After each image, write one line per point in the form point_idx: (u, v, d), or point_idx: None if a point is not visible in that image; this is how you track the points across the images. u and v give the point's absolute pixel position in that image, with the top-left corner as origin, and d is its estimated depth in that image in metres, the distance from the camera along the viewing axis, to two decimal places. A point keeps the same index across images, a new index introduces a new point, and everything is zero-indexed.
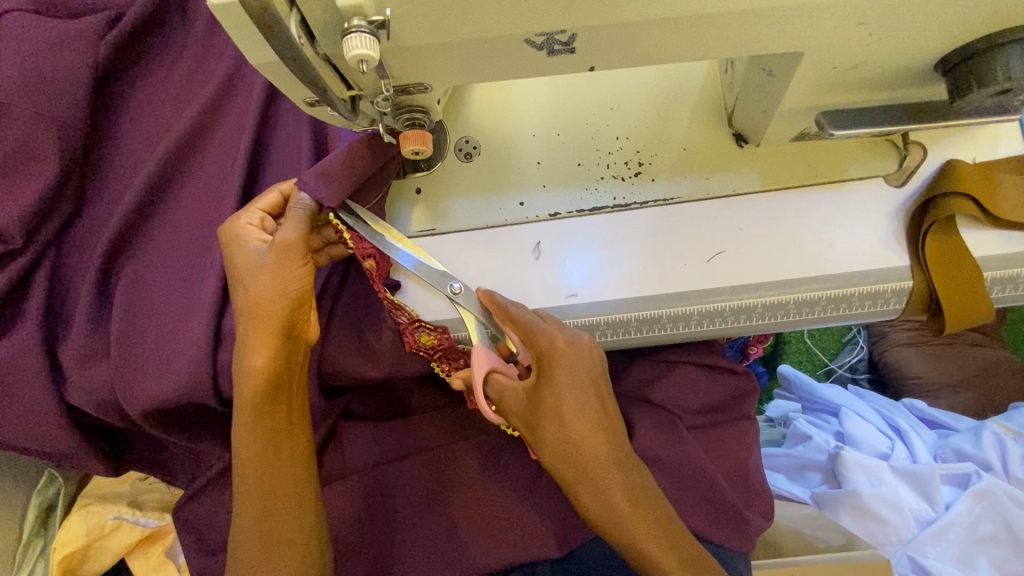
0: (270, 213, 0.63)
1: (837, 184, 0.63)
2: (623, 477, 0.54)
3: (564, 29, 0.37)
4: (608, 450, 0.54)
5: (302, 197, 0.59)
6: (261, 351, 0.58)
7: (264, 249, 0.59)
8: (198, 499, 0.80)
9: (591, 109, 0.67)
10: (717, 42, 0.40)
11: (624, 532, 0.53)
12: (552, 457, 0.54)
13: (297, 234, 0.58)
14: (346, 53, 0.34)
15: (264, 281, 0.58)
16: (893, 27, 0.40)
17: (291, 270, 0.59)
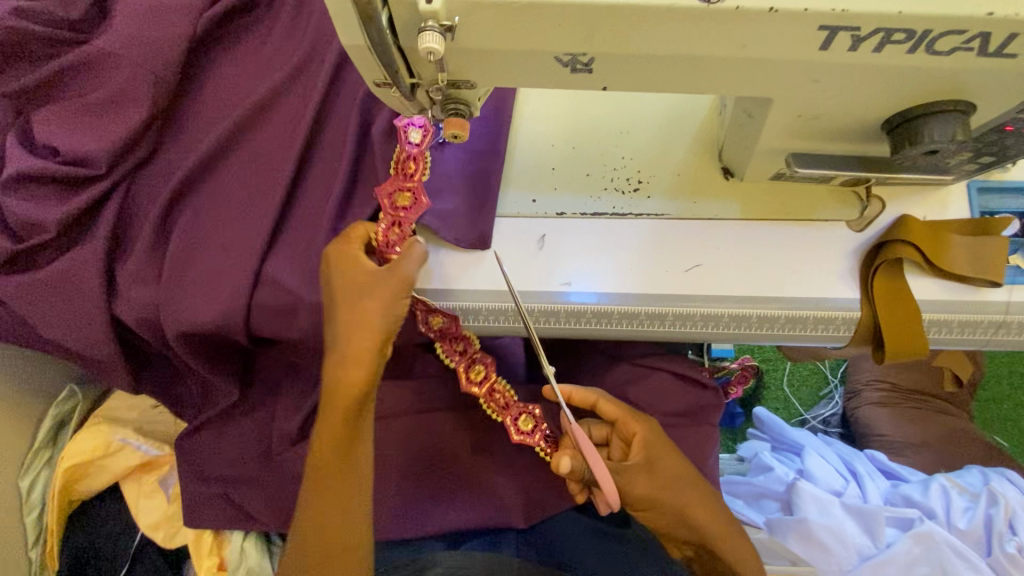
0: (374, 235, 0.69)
1: (807, 222, 0.73)
2: (687, 486, 0.69)
3: (585, 52, 0.47)
4: (684, 483, 0.69)
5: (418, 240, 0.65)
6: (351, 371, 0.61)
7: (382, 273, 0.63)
8: (200, 432, 0.89)
9: (604, 130, 0.78)
10: (707, 81, 0.50)
11: (704, 529, 0.69)
12: (645, 496, 0.66)
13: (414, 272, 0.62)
14: (419, 45, 0.45)
15: (378, 302, 0.61)
16: (845, 88, 0.50)
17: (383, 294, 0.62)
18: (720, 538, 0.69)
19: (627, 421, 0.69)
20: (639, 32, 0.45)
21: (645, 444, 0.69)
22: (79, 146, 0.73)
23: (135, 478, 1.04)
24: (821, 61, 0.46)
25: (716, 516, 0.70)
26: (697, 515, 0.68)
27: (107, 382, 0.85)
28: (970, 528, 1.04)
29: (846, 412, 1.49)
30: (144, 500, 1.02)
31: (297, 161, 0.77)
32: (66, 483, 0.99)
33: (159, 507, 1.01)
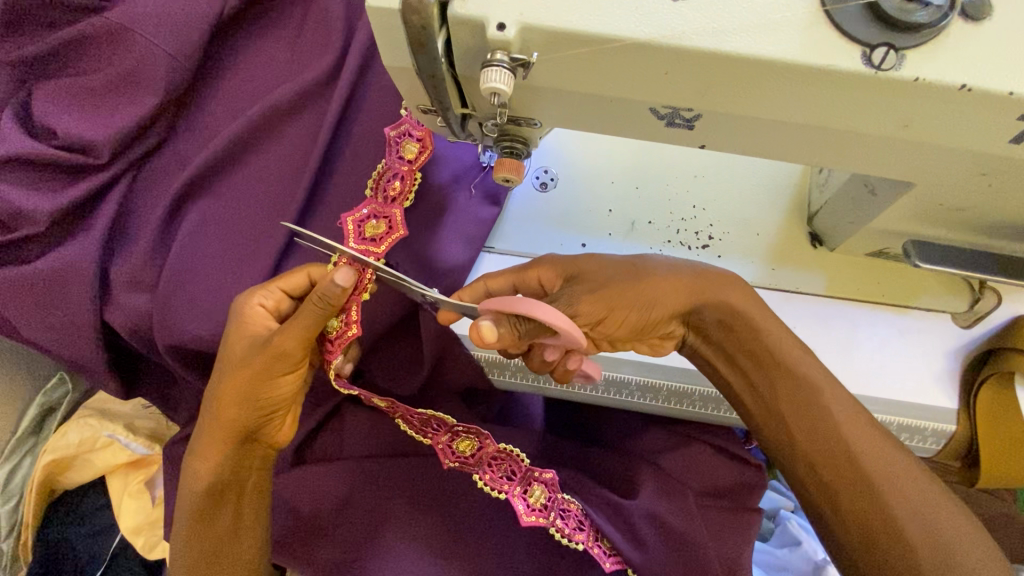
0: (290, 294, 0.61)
1: (903, 308, 0.62)
2: (708, 306, 0.54)
3: (691, 108, 0.37)
4: (705, 285, 0.54)
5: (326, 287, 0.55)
6: (208, 447, 0.58)
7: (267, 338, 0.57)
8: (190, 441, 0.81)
9: (674, 172, 0.67)
10: (835, 155, 0.40)
11: (760, 351, 0.52)
12: (641, 305, 0.54)
13: (300, 326, 0.56)
14: (481, 83, 0.34)
15: (238, 372, 0.57)
16: (1014, 184, 0.39)
17: (289, 338, 0.56)
18: (703, 297, 0.54)
19: (525, 270, 0.58)
20: (767, 96, 0.34)
21: (559, 268, 0.57)
22: (82, 132, 0.65)
23: (122, 475, 0.99)
24: (1000, 155, 0.35)
25: (687, 287, 0.54)
26: (661, 290, 0.54)
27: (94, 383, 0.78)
28: None
29: None
30: (128, 500, 0.96)
31: (321, 170, 0.68)
32: (49, 475, 0.94)
33: (142, 510, 0.96)
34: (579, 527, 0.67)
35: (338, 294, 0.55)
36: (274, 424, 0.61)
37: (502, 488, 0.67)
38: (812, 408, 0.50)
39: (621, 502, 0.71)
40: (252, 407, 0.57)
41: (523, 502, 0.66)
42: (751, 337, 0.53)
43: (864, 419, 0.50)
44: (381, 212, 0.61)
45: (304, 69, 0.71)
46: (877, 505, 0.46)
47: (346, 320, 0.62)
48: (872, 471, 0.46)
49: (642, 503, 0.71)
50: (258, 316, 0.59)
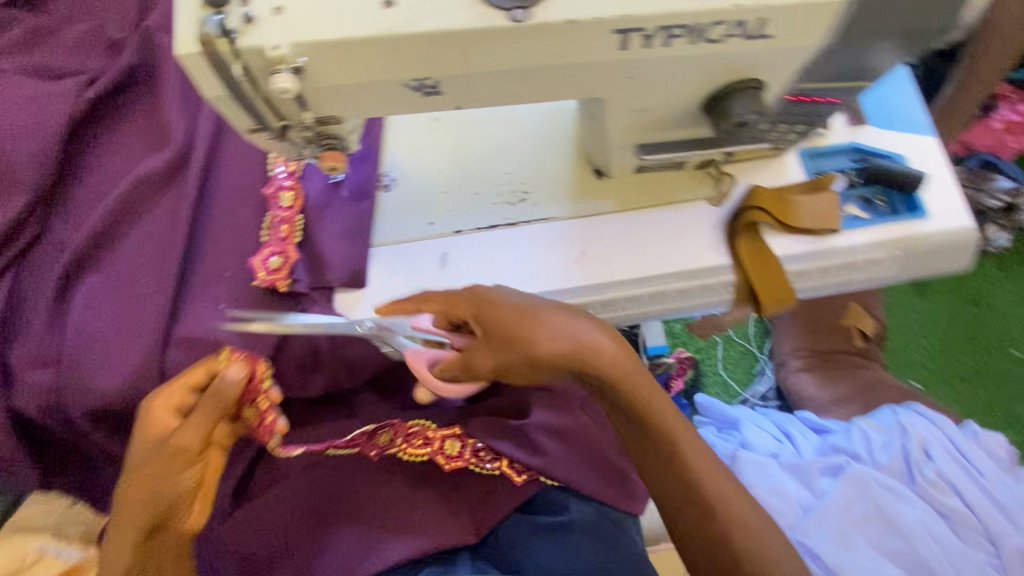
0: (194, 388, 0.67)
1: (674, 204, 0.82)
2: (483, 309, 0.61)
3: (429, 76, 0.54)
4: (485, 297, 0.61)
5: (223, 377, 0.65)
6: (119, 550, 0.65)
7: (167, 438, 0.63)
8: None
9: (485, 150, 0.84)
10: (543, 89, 0.58)
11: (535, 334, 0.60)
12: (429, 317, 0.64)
13: (196, 426, 0.63)
14: (273, 86, 0.50)
15: (142, 480, 0.62)
16: (655, 80, 0.59)
17: (187, 434, 0.63)
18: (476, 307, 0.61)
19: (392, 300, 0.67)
20: (466, 54, 0.52)
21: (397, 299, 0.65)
22: None
23: None
24: (624, 60, 0.55)
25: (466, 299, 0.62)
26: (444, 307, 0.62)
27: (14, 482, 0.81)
28: (891, 462, 1.12)
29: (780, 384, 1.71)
30: None
31: (193, 221, 0.79)
32: None
33: None
34: (492, 457, 0.83)
35: (232, 391, 0.64)
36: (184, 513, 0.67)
37: (420, 450, 0.83)
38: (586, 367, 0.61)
39: (520, 424, 0.85)
40: (155, 508, 0.63)
41: (441, 453, 0.83)
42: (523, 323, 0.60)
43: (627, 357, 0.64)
44: (278, 250, 0.76)
45: (160, 146, 0.82)
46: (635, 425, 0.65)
47: (259, 412, 0.72)
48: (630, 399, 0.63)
49: (537, 419, 0.85)
50: (159, 418, 0.65)
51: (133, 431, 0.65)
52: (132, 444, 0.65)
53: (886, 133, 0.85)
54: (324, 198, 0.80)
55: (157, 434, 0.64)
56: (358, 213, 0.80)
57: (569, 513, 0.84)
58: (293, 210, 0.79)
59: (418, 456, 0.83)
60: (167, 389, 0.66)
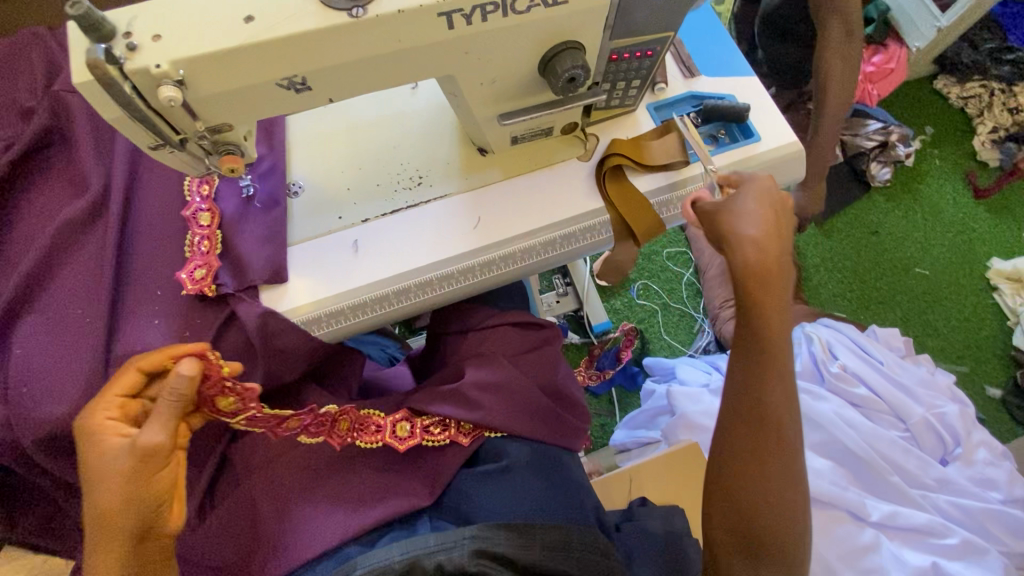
0: (130, 395, 0.72)
1: (550, 165, 0.94)
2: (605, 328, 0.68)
3: (296, 74, 0.64)
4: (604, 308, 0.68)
5: (180, 369, 0.69)
6: (100, 562, 0.67)
7: (126, 446, 0.67)
8: None
9: (382, 148, 0.95)
10: (399, 72, 0.70)
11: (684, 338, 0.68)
12: None
13: (157, 435, 0.67)
14: (161, 96, 0.60)
15: (110, 487, 0.66)
16: (489, 52, 0.71)
17: (154, 433, 0.67)
18: None
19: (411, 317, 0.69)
20: (322, 51, 0.63)
21: None
22: None
23: None
24: (456, 37, 0.67)
25: None
26: None
27: None
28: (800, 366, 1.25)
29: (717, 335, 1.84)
30: None
31: (119, 250, 0.86)
32: None
33: None
34: (437, 428, 0.90)
35: (186, 384, 0.69)
36: (164, 514, 0.70)
37: (372, 439, 0.89)
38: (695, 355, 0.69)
39: (456, 387, 0.92)
40: (135, 512, 0.67)
41: (394, 438, 0.89)
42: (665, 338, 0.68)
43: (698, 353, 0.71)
44: (202, 261, 0.84)
45: (80, 191, 0.89)
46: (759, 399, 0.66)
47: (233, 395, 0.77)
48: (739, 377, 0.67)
49: (471, 378, 0.92)
50: (112, 428, 0.69)
51: (82, 450, 0.68)
52: (87, 456, 0.68)
53: (716, 78, 0.99)
54: (239, 211, 0.89)
55: (117, 443, 0.68)
56: (273, 218, 0.89)
57: (509, 459, 0.89)
58: (211, 226, 0.87)
59: (373, 444, 0.89)
60: (125, 373, 0.72)
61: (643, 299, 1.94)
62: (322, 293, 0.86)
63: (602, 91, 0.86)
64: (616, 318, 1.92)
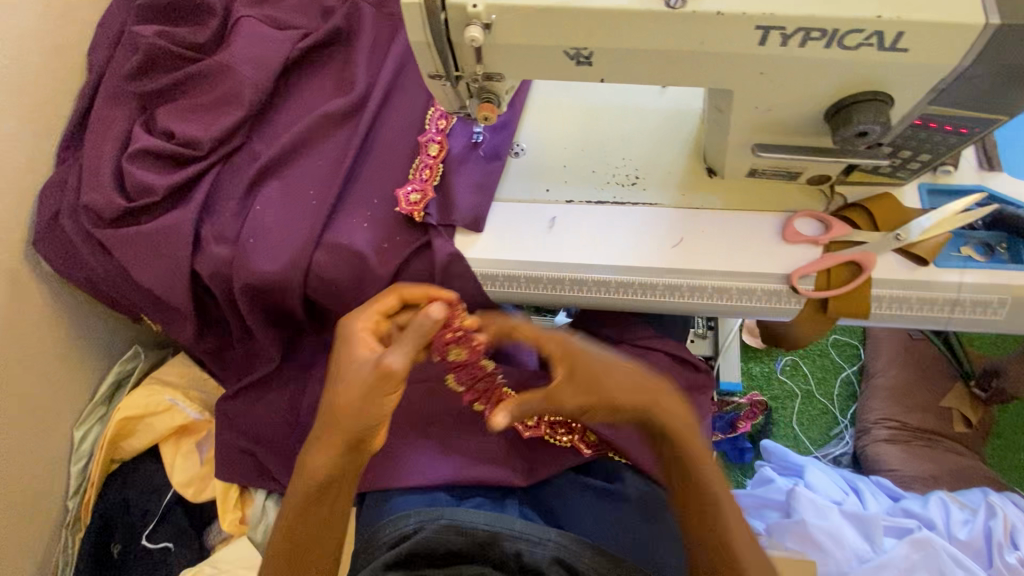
0: (387, 313, 0.73)
1: (778, 212, 0.86)
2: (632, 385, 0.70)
3: (587, 47, 0.64)
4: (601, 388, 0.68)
5: (432, 311, 0.65)
6: (320, 456, 0.67)
7: (369, 362, 0.65)
8: (239, 397, 1.03)
9: (610, 137, 0.93)
10: (683, 73, 0.66)
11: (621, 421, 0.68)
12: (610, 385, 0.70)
13: (402, 360, 0.64)
14: (466, 36, 0.64)
15: (352, 389, 0.65)
16: (785, 79, 0.65)
17: (398, 357, 0.64)
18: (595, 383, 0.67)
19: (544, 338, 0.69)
20: (623, 30, 0.62)
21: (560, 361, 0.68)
22: (191, 132, 0.94)
23: (173, 440, 1.13)
24: (759, 54, 0.62)
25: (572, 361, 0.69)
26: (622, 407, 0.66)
27: (176, 333, 1.03)
28: (970, 539, 1.06)
29: (857, 451, 1.61)
30: (180, 459, 1.11)
31: (356, 152, 0.95)
32: (118, 435, 1.10)
33: (192, 466, 1.10)
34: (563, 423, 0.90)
35: (433, 323, 0.65)
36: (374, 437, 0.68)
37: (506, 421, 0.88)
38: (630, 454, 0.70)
39: None
40: (364, 419, 0.65)
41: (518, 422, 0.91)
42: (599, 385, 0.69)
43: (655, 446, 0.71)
44: (419, 187, 0.90)
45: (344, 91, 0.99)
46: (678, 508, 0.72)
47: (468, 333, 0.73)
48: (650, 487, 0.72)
49: None
50: (365, 341, 0.68)
51: (338, 351, 0.69)
52: (338, 355, 0.69)
53: (1019, 183, 0.83)
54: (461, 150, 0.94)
55: (365, 356, 0.67)
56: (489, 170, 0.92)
57: (621, 485, 0.89)
58: (436, 158, 0.92)
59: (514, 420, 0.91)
60: (388, 294, 0.73)
61: (786, 376, 1.73)
62: (505, 254, 0.88)
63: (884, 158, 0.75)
64: (747, 383, 1.74)
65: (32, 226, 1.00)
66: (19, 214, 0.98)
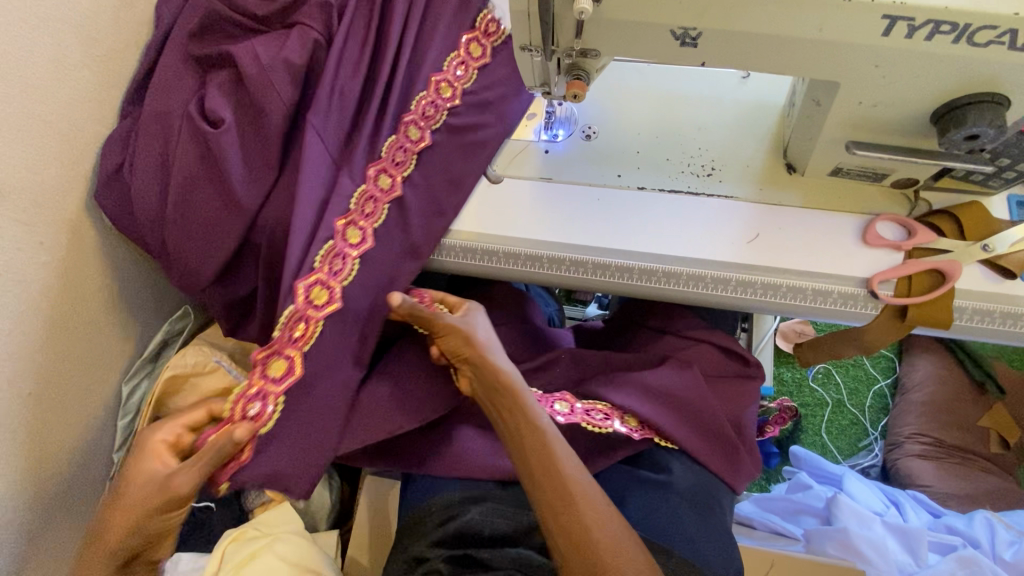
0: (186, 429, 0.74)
1: (859, 214, 0.83)
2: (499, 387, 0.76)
3: (696, 28, 0.62)
4: (495, 369, 0.77)
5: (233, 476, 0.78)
6: (116, 533, 0.68)
7: (162, 472, 0.69)
8: None
9: (684, 127, 0.91)
10: (790, 62, 0.64)
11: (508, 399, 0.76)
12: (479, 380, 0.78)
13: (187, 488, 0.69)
14: (574, 7, 0.61)
15: (140, 490, 0.68)
16: (898, 74, 0.63)
17: (135, 484, 0.68)
18: (490, 378, 0.77)
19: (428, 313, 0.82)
20: (738, 12, 0.60)
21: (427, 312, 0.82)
22: (261, 80, 0.89)
23: (216, 402, 1.13)
24: (880, 46, 0.60)
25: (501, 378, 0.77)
26: (502, 375, 0.77)
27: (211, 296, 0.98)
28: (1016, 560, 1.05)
29: (887, 464, 1.58)
30: None
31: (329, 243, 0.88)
32: (164, 393, 1.10)
33: None
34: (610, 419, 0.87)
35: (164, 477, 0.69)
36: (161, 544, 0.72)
37: (604, 425, 0.86)
38: (514, 401, 0.75)
39: (636, 378, 0.90)
40: (155, 522, 0.68)
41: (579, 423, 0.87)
42: (495, 379, 0.77)
43: (514, 388, 0.76)
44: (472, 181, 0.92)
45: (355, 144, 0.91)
46: (541, 452, 0.71)
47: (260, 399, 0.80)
48: (524, 426, 0.73)
49: (652, 381, 0.90)
50: (158, 453, 0.71)
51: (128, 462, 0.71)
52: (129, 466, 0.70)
53: None
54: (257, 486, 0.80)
55: (155, 469, 0.70)
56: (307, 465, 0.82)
57: (671, 476, 0.86)
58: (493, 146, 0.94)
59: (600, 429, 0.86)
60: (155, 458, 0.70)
61: (818, 384, 1.70)
62: (572, 236, 0.86)
63: (990, 163, 0.71)
64: (777, 388, 1.71)
65: (94, 177, 0.99)
66: (84, 166, 0.98)
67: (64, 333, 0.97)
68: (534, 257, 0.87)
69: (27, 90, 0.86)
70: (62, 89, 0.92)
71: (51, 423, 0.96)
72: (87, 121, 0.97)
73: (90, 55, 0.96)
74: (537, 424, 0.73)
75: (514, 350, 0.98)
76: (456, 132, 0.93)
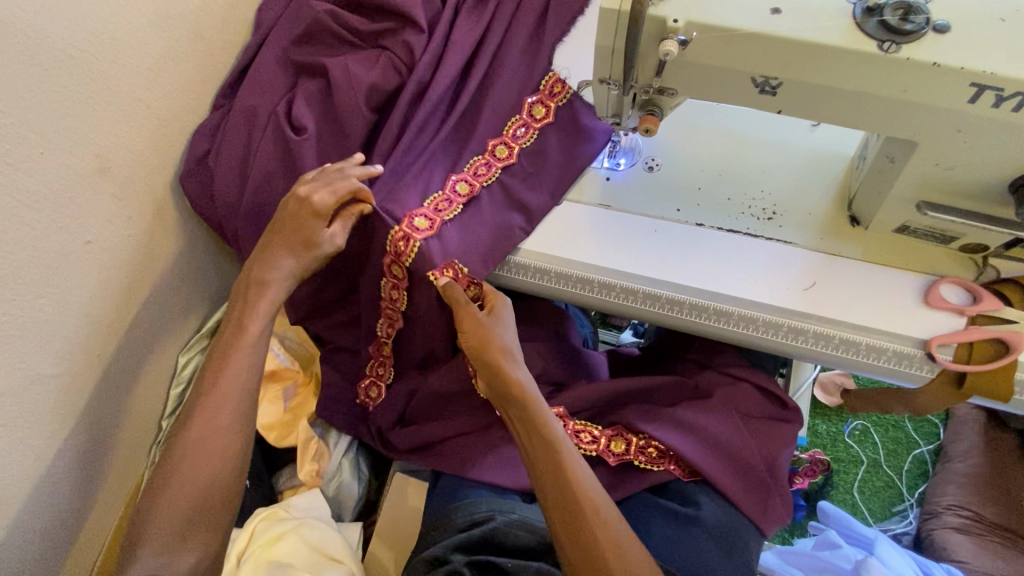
0: None
1: (921, 273, 0.82)
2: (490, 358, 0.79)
3: (779, 77, 0.64)
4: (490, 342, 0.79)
5: None
6: None
7: None
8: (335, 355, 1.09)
9: (748, 168, 0.92)
10: (869, 119, 0.65)
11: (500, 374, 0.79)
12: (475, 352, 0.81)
13: None
14: (660, 49, 0.63)
15: None
16: (981, 141, 0.63)
17: None
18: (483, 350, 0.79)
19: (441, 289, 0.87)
20: (824, 68, 0.61)
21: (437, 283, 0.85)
22: (347, 87, 0.95)
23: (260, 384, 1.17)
24: (966, 112, 0.60)
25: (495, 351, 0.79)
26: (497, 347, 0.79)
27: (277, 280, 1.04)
28: None
29: (920, 533, 1.48)
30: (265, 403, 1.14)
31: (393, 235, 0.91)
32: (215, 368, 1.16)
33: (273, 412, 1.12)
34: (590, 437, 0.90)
35: None
36: None
37: (588, 446, 0.90)
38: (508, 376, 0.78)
39: (673, 411, 0.91)
40: None
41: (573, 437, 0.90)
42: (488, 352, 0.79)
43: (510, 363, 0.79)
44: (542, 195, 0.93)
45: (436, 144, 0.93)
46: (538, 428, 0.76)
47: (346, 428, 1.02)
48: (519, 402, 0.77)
49: (688, 416, 0.90)
50: None
51: None
52: None
53: None
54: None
55: None
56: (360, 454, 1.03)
57: (701, 511, 0.85)
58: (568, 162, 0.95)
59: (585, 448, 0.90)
60: None
61: (853, 440, 1.65)
62: (626, 264, 0.87)
63: None
64: (811, 439, 1.67)
65: (182, 161, 1.07)
66: (175, 150, 1.05)
67: (137, 302, 1.04)
68: (584, 280, 0.88)
69: (138, 77, 0.94)
70: (166, 78, 0.99)
71: (114, 383, 1.03)
72: (184, 110, 1.05)
73: (195, 49, 1.04)
74: (556, 437, 0.75)
75: (553, 367, 0.98)
76: (535, 153, 0.94)
